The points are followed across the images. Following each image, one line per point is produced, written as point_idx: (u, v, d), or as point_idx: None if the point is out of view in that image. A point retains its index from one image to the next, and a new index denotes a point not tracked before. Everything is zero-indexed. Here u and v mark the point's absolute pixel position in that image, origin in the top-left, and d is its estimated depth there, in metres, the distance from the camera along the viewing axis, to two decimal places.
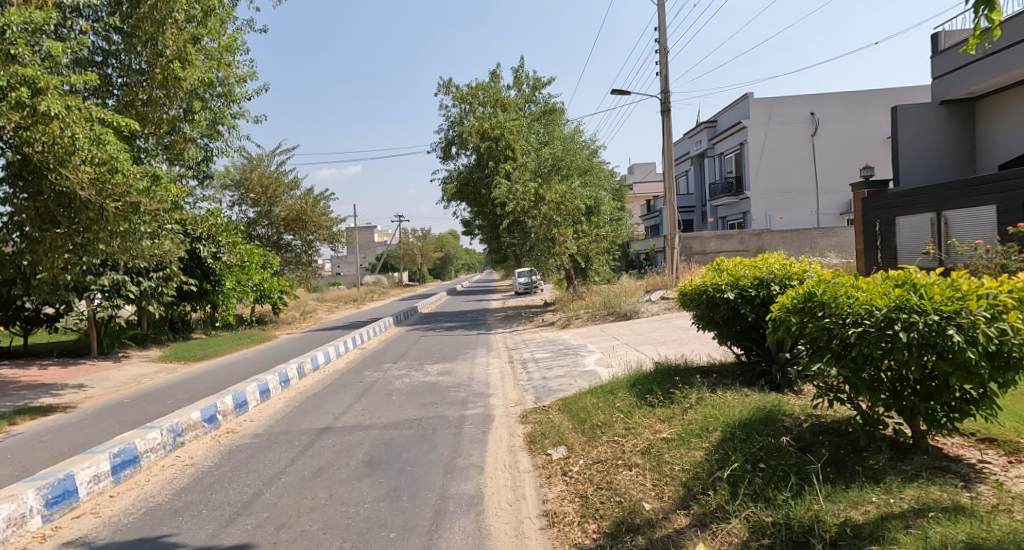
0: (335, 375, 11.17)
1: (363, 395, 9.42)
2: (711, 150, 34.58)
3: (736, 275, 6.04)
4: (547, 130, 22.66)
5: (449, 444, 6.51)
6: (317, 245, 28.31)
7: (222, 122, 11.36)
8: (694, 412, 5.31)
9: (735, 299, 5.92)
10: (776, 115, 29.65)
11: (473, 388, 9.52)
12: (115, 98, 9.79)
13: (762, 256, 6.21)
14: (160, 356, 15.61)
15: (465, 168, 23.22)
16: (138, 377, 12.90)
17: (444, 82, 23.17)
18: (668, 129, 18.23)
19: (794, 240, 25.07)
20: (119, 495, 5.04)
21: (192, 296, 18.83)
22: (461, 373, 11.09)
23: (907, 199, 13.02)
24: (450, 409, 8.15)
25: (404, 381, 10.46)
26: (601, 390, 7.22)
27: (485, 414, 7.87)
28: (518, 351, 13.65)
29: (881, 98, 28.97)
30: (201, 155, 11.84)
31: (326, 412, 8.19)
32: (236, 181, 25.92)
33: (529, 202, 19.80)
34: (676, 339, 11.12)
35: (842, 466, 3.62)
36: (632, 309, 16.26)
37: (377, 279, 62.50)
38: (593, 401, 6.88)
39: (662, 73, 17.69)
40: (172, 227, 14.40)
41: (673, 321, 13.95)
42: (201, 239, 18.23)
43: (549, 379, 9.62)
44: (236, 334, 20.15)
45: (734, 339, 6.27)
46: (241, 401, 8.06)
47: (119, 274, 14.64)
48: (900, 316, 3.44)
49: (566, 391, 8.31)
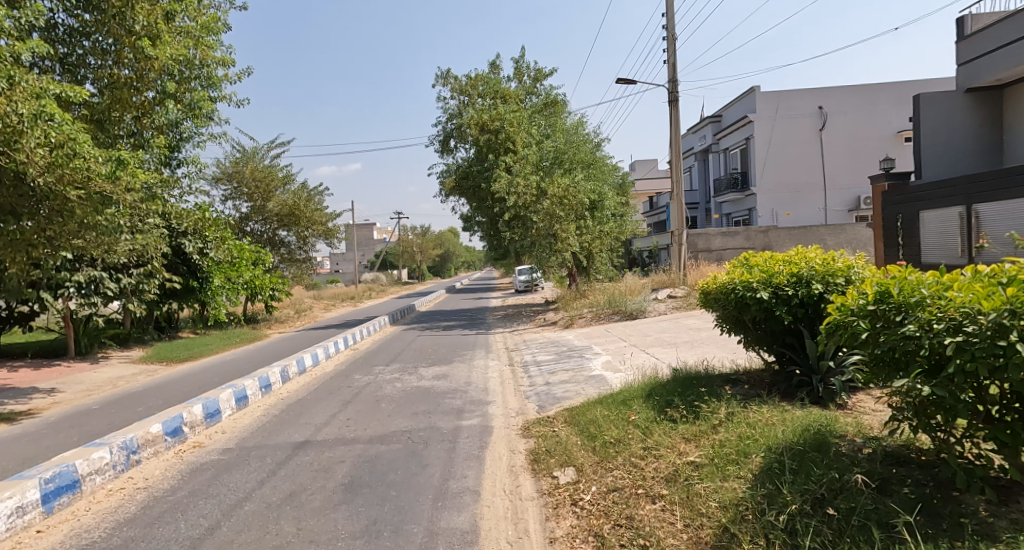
0: (322, 379, 10.39)
1: (350, 402, 8.67)
2: (716, 146, 33.79)
3: (769, 272, 5.30)
4: (549, 122, 21.82)
5: (442, 463, 5.74)
6: (312, 241, 27.48)
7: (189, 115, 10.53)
8: (725, 430, 4.55)
9: (769, 300, 5.15)
10: (784, 109, 28.84)
11: (471, 395, 8.74)
12: (95, 83, 9.23)
13: (797, 251, 5.44)
14: (142, 357, 14.87)
15: (464, 161, 22.40)
16: (113, 381, 12.14)
17: (442, 72, 22.37)
18: (675, 121, 17.45)
19: (803, 237, 24.27)
20: (47, 530, 4.30)
21: (178, 294, 18.04)
22: (457, 377, 10.31)
23: (932, 192, 12.27)
24: (445, 419, 7.39)
25: (396, 387, 9.68)
26: (613, 400, 6.46)
27: (483, 424, 7.10)
28: (520, 353, 12.86)
29: (891, 92, 28.22)
30: (172, 141, 11.03)
31: (307, 422, 7.43)
32: (228, 175, 25.16)
33: (532, 196, 19.05)
34: (689, 342, 10.36)
35: (935, 514, 2.84)
36: (638, 308, 15.49)
37: (375, 277, 61.64)
38: (603, 413, 6.13)
39: (669, 62, 16.97)
40: (153, 220, 13.64)
41: (683, 322, 13.19)
42: (187, 234, 17.29)
43: (552, 384, 8.87)
44: (226, 334, 19.41)
45: (766, 345, 5.52)
46: (212, 410, 7.29)
47: (97, 270, 13.83)
48: (1015, 322, 2.66)
49: (573, 399, 7.53)
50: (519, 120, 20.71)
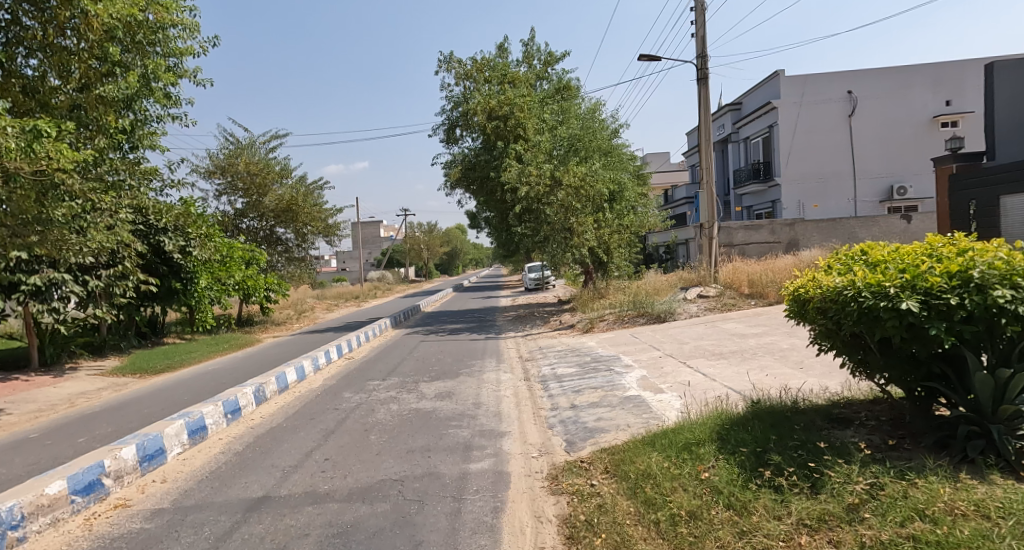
0: (306, 399, 8.80)
1: (334, 432, 7.07)
2: (735, 135, 31.92)
3: (914, 272, 3.63)
4: (562, 107, 20.09)
5: (443, 539, 4.13)
6: (311, 239, 25.92)
7: (147, 95, 9.31)
8: (881, 520, 2.93)
9: (919, 314, 3.46)
10: (810, 94, 27.06)
11: (480, 423, 7.13)
12: (38, 55, 7.72)
13: (946, 245, 3.79)
14: (115, 368, 13.34)
15: (471, 151, 20.63)
16: (71, 398, 10.59)
17: (445, 56, 20.66)
18: (705, 100, 15.72)
19: (832, 230, 22.61)
20: None
21: (159, 296, 16.48)
22: (464, 396, 8.66)
23: (1013, 173, 10.63)
24: (448, 460, 5.79)
25: (390, 410, 8.04)
26: (671, 444, 4.83)
27: (496, 471, 5.46)
28: (536, 363, 11.21)
29: (927, 75, 26.36)
30: (130, 121, 9.69)
31: (274, 465, 5.86)
32: (221, 168, 23.68)
33: (545, 187, 17.38)
34: (740, 356, 8.72)
35: None
36: (667, 310, 13.87)
37: (382, 275, 60.08)
38: (661, 464, 4.51)
39: (698, 35, 15.29)
40: (123, 214, 12.12)
41: (722, 327, 11.55)
42: (167, 231, 15.63)
43: (581, 409, 7.25)
44: (214, 339, 17.89)
45: (901, 377, 3.88)
46: (153, 451, 5.73)
47: (60, 271, 12.25)
48: None
49: (610, 433, 5.93)
50: (529, 105, 19.01)
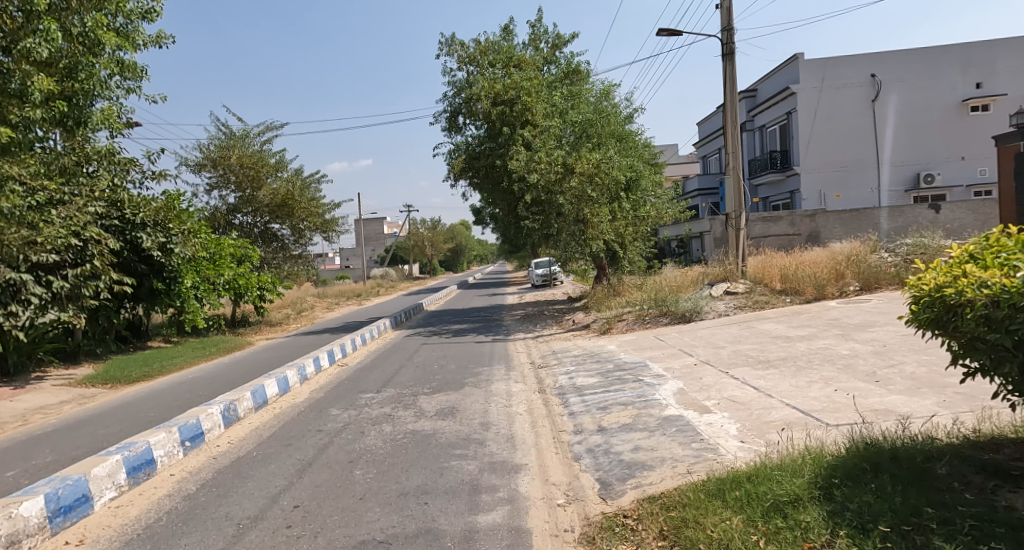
0: (286, 418, 7.52)
1: (311, 464, 5.79)
2: (750, 123, 30.49)
3: None
4: (572, 91, 18.64)
5: None
6: (308, 235, 24.60)
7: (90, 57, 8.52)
8: None
9: None
10: (831, 78, 25.62)
11: (489, 452, 5.83)
12: None
13: None
14: (86, 376, 12.13)
15: (474, 140, 19.31)
16: (25, 415, 9.34)
17: (446, 39, 19.36)
18: (730, 78, 14.35)
19: (859, 220, 21.21)
20: None
21: (141, 297, 15.21)
22: (469, 414, 7.37)
23: None
24: (451, 509, 4.51)
25: (382, 433, 6.73)
26: (754, 498, 3.48)
27: (513, 527, 4.17)
28: (551, 372, 9.88)
29: (955, 55, 24.86)
30: (70, 92, 8.72)
31: (229, 515, 4.61)
32: (213, 160, 22.50)
33: (556, 174, 15.99)
34: (795, 366, 7.37)
35: None
36: (693, 308, 12.56)
37: (385, 273, 58.56)
38: (748, 536, 3.17)
39: (723, 7, 13.97)
40: (93, 205, 10.87)
41: (762, 328, 10.21)
42: (146, 227, 14.17)
43: (613, 434, 5.93)
44: (201, 342, 16.61)
45: None
46: (69, 501, 4.50)
47: (18, 272, 11.01)
48: None
49: (655, 474, 4.62)
50: (536, 88, 17.66)
